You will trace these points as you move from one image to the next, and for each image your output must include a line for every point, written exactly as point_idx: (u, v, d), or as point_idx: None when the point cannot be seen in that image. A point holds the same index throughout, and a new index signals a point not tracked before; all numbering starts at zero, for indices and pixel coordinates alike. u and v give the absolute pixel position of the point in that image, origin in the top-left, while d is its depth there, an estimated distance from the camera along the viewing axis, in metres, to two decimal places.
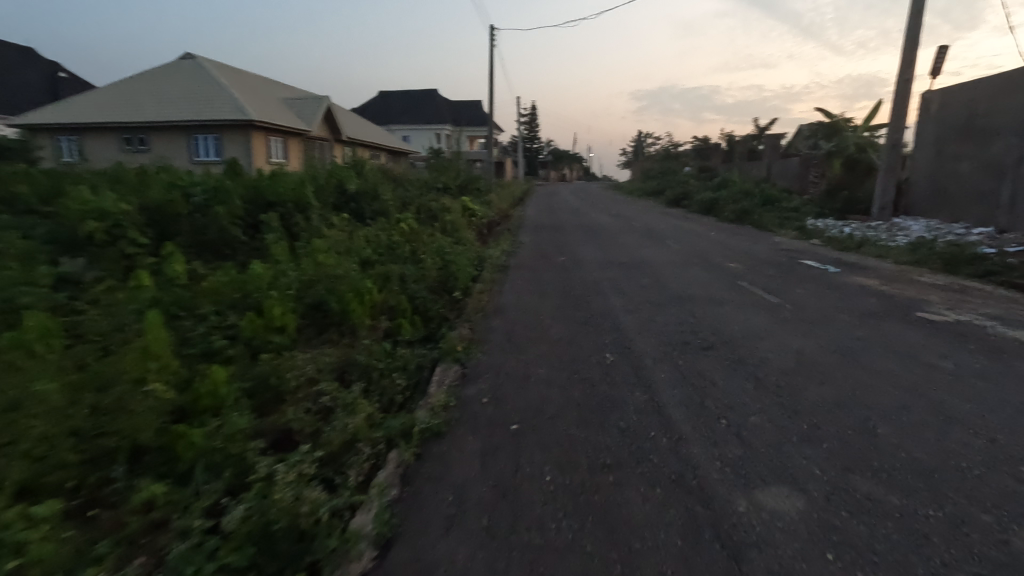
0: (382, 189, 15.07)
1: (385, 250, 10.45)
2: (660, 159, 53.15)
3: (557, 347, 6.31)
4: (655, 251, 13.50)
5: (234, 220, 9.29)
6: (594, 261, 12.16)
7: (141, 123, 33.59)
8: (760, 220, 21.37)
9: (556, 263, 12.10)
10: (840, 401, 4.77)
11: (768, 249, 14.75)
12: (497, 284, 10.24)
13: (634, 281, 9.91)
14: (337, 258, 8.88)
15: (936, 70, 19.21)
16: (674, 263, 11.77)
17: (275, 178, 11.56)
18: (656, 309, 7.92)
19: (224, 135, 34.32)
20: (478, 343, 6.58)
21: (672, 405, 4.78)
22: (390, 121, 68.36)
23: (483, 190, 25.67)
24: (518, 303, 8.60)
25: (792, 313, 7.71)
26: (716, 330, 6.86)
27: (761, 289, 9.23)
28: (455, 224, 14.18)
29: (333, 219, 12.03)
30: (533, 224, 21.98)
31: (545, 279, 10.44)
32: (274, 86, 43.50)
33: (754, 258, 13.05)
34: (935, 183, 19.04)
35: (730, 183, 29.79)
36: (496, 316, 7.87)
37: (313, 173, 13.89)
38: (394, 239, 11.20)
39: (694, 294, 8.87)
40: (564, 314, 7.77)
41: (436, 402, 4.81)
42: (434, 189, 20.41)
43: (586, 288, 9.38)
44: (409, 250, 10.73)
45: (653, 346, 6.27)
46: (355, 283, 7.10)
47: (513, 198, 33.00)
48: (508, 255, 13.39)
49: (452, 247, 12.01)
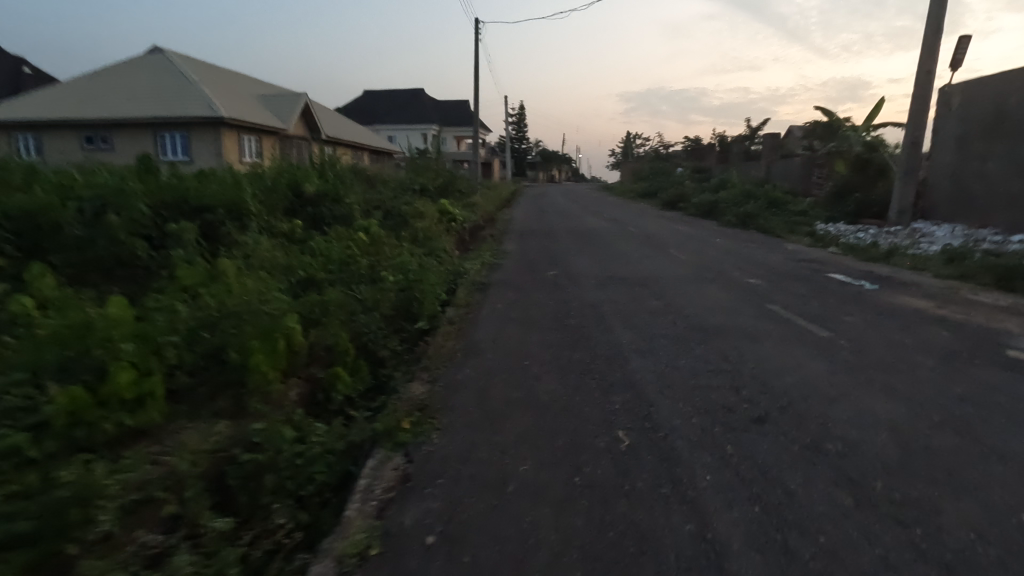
0: (346, 192, 13.14)
1: (337, 267, 8.58)
2: (651, 159, 51.55)
3: (548, 417, 4.47)
4: (660, 263, 11.75)
5: (136, 231, 7.34)
6: (591, 276, 10.37)
7: (102, 120, 31.26)
8: (765, 224, 19.76)
9: (546, 278, 10.31)
10: (1008, 539, 2.98)
11: (784, 259, 13.07)
12: (474, 308, 8.41)
13: (639, 304, 8.13)
14: (270, 282, 7.04)
15: (958, 60, 17.63)
16: (683, 279, 10.02)
17: (207, 178, 9.60)
18: (675, 349, 6.12)
19: (191, 132, 32.07)
20: (438, 407, 4.72)
21: (737, 548, 2.94)
22: (373, 121, 66.18)
23: (467, 191, 23.82)
24: (498, 338, 6.74)
25: (852, 355, 5.92)
26: (762, 384, 5.07)
27: (799, 317, 7.48)
28: (430, 231, 12.30)
29: (280, 228, 10.12)
30: (521, 229, 20.12)
31: (533, 300, 8.62)
32: (247, 82, 41.15)
33: (773, 270, 11.35)
34: (957, 186, 17.46)
35: (729, 183, 28.20)
36: (468, 359, 6.02)
37: (263, 174, 11.96)
38: (350, 251, 9.35)
39: (718, 325, 7.06)
40: (555, 356, 5.94)
41: (348, 548, 2.97)
42: (411, 190, 18.45)
43: (583, 317, 7.53)
44: (367, 265, 8.86)
45: (681, 417, 4.44)
46: (271, 323, 5.24)
47: (500, 201, 31.18)
48: (490, 268, 11.58)
49: (422, 259, 10.18)
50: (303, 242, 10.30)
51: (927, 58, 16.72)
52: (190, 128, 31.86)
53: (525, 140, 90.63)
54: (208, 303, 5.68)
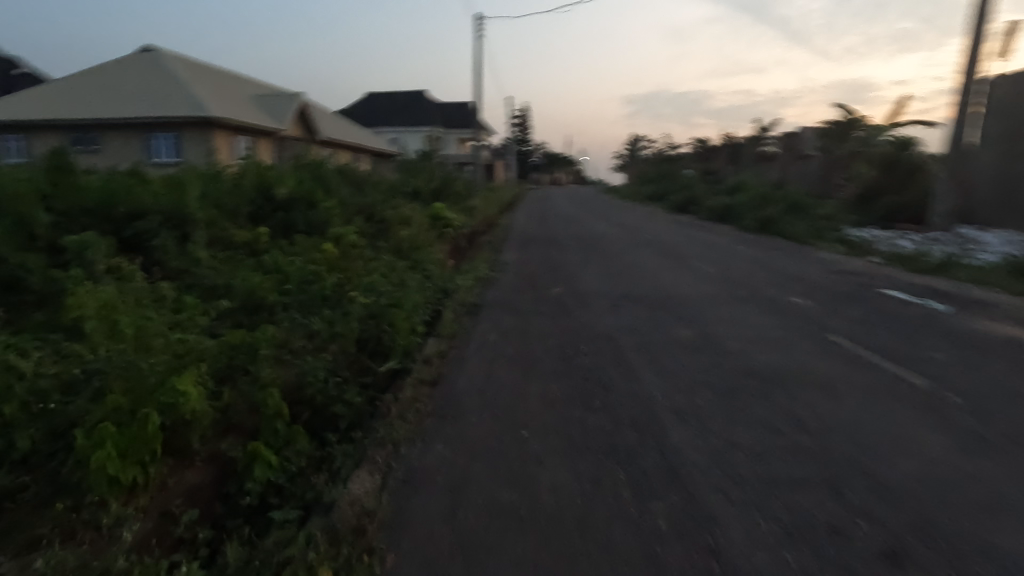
0: (323, 196, 11.53)
1: (294, 288, 7.06)
2: (658, 161, 49.70)
3: (556, 551, 2.88)
4: (683, 278, 10.11)
5: (28, 245, 5.79)
6: (603, 295, 8.74)
7: (88, 120, 29.70)
8: (789, 229, 18.13)
9: (550, 297, 8.73)
10: None
11: (822, 271, 11.44)
12: (461, 337, 6.82)
13: (668, 336, 6.51)
14: (195, 314, 5.53)
15: (1006, 48, 15.90)
16: (714, 299, 8.43)
17: (147, 183, 8.06)
18: (726, 407, 4.53)
19: (181, 133, 30.61)
20: (387, 523, 3.14)
21: None
22: (374, 123, 64.61)
23: (467, 193, 22.26)
24: (488, 383, 5.14)
25: (980, 423, 4.24)
26: (872, 480, 3.47)
27: (874, 354, 5.87)
28: (417, 240, 10.71)
29: (236, 236, 8.56)
30: (522, 235, 18.47)
31: (535, 327, 7.04)
32: (240, 81, 39.62)
33: (815, 286, 9.75)
34: (1005, 187, 15.75)
35: (744, 185, 26.55)
36: (446, 419, 4.43)
37: (226, 177, 10.42)
38: (314, 265, 7.80)
39: (775, 368, 5.41)
40: (563, 419, 4.36)
41: None
42: (402, 195, 16.82)
43: (598, 354, 5.89)
44: (332, 284, 7.34)
45: (764, 551, 2.85)
46: (153, 383, 3.63)
47: (502, 205, 29.56)
48: (485, 283, 10.02)
49: (403, 275, 8.63)
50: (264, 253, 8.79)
51: (976, 45, 14.99)
52: (178, 129, 30.26)
53: (529, 142, 89.08)
54: (81, 342, 4.11)
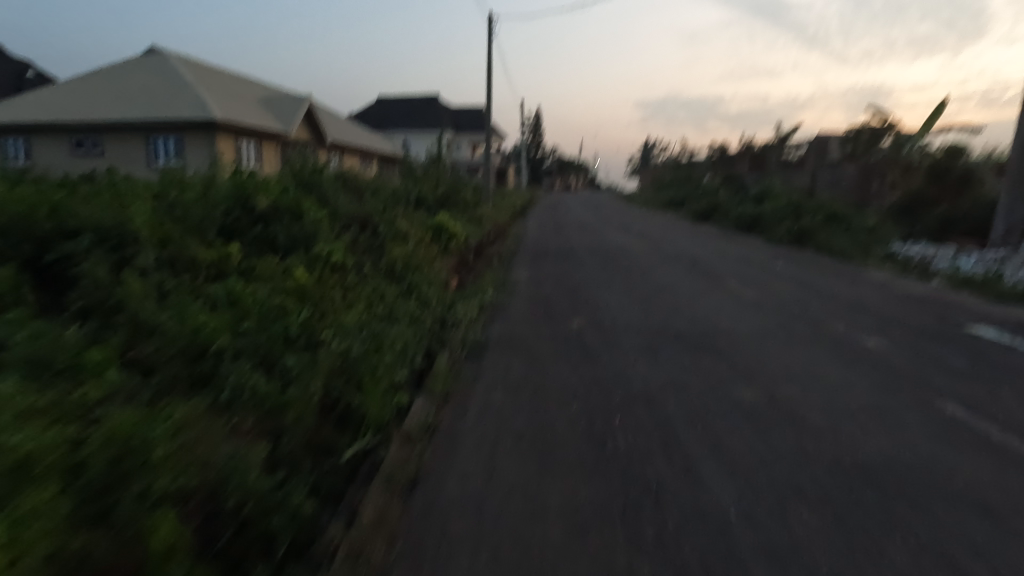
0: (311, 206, 10.20)
1: (251, 327, 5.71)
2: (674, 166, 47.97)
3: None
4: (723, 308, 8.61)
5: None
6: (631, 331, 7.28)
7: (90, 123, 28.80)
8: (828, 243, 16.50)
9: (568, 334, 7.28)
10: None
11: (883, 298, 9.87)
12: (458, 391, 5.40)
13: (725, 402, 5.03)
14: (98, 376, 4.20)
15: None
16: (769, 340, 6.91)
17: (89, 197, 6.81)
18: (842, 551, 3.07)
19: (185, 135, 29.50)
20: None
21: None
22: (384, 125, 63.49)
23: (476, 200, 20.87)
24: (489, 483, 3.73)
25: None
26: None
27: (1014, 438, 4.35)
28: (414, 258, 9.31)
29: (200, 255, 7.23)
30: (535, 247, 17.03)
31: (549, 380, 5.57)
32: (246, 83, 38.59)
33: (884, 320, 8.20)
34: None
35: (772, 193, 24.87)
36: (425, 562, 3.03)
37: (197, 186, 9.10)
38: (282, 296, 6.42)
39: (887, 468, 3.92)
40: (600, 569, 2.93)
41: None
42: (404, 202, 15.49)
43: (636, 430, 4.47)
44: (299, 324, 6.00)
45: None
46: None
47: (513, 212, 28.10)
48: (490, 311, 8.60)
49: (393, 307, 7.26)
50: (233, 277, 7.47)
51: None
52: (182, 131, 29.20)
53: (541, 146, 87.74)
54: None
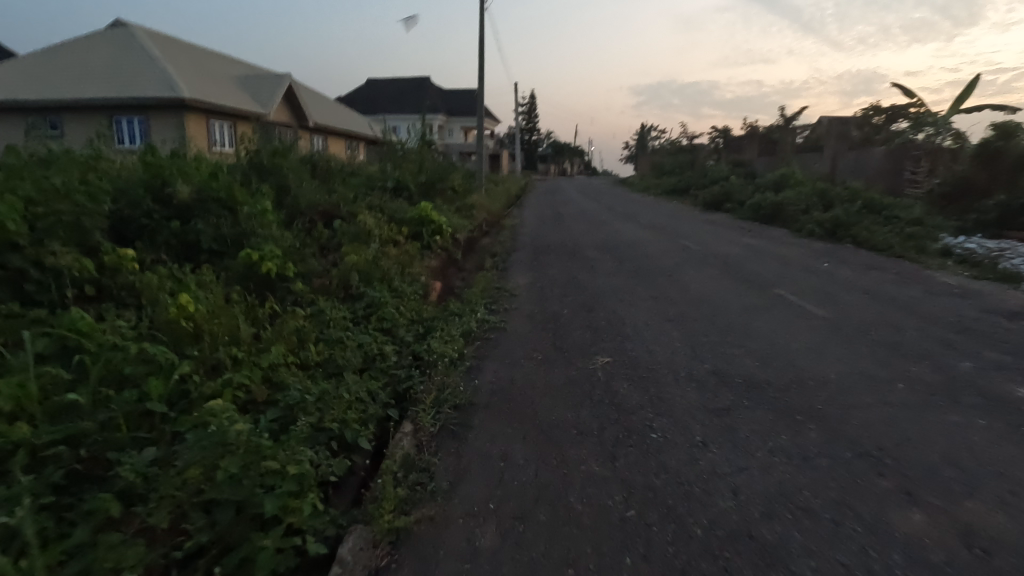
0: (251, 195, 7.81)
1: (84, 397, 3.45)
2: (675, 151, 45.43)
3: None
4: (794, 334, 6.41)
5: None
6: (682, 377, 5.04)
7: (45, 101, 25.82)
8: (872, 237, 14.35)
9: (592, 380, 5.08)
10: None
11: (981, 312, 7.77)
12: (421, 510, 3.22)
13: (896, 552, 2.82)
14: None
15: None
16: (888, 393, 4.73)
17: None
18: None
19: (150, 114, 26.49)
20: None
21: None
22: (372, 110, 60.35)
23: (466, 187, 18.47)
24: None
25: None
26: None
27: None
28: (379, 264, 7.05)
29: (62, 266, 4.83)
30: (534, 242, 14.77)
31: (573, 485, 3.39)
32: (219, 60, 35.54)
33: (1011, 348, 6.08)
34: None
35: (792, 179, 22.61)
36: None
37: (88, 170, 6.67)
38: (159, 336, 4.16)
39: None
40: None
41: None
42: (380, 189, 13.12)
43: None
44: (172, 388, 3.76)
45: None
46: None
47: (508, 201, 25.62)
48: (480, 339, 6.39)
49: (338, 347, 5.01)
50: (118, 299, 5.08)
51: None
52: (146, 110, 26.28)
53: (535, 131, 84.83)
54: None
